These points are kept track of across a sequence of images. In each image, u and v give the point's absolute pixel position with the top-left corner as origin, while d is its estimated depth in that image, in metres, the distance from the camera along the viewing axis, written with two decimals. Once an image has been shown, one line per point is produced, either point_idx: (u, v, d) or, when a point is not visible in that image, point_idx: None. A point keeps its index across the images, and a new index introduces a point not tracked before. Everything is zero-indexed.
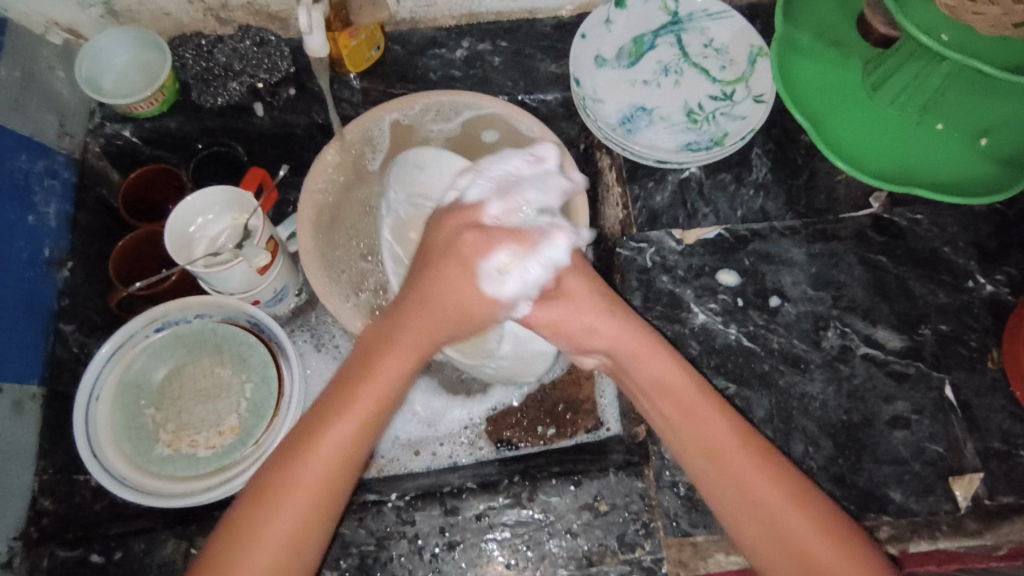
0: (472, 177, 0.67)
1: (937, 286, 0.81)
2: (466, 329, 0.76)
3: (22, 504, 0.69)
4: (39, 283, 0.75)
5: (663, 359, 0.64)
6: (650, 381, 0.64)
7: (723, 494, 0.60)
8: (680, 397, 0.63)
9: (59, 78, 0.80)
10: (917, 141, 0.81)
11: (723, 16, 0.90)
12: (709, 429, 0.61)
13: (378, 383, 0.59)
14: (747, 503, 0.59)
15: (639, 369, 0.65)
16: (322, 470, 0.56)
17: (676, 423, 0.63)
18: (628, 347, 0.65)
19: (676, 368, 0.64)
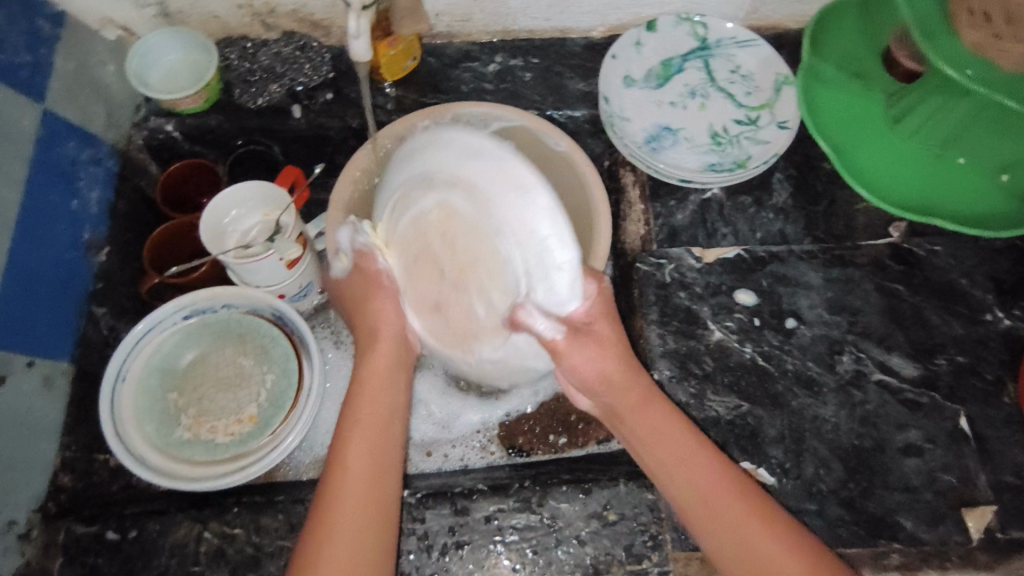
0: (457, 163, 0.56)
1: (954, 317, 0.81)
2: (462, 319, 0.64)
3: (44, 477, 0.70)
4: (77, 265, 0.78)
5: (657, 411, 0.63)
6: (647, 430, 0.63)
7: (715, 535, 0.59)
8: (665, 438, 0.63)
9: (110, 72, 0.84)
10: (938, 173, 0.82)
11: (751, 44, 0.92)
12: (690, 469, 0.61)
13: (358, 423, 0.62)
14: (742, 548, 0.58)
15: (637, 421, 0.64)
16: (351, 512, 0.58)
17: (671, 470, 0.62)
18: (626, 399, 0.63)
19: (674, 421, 0.64)
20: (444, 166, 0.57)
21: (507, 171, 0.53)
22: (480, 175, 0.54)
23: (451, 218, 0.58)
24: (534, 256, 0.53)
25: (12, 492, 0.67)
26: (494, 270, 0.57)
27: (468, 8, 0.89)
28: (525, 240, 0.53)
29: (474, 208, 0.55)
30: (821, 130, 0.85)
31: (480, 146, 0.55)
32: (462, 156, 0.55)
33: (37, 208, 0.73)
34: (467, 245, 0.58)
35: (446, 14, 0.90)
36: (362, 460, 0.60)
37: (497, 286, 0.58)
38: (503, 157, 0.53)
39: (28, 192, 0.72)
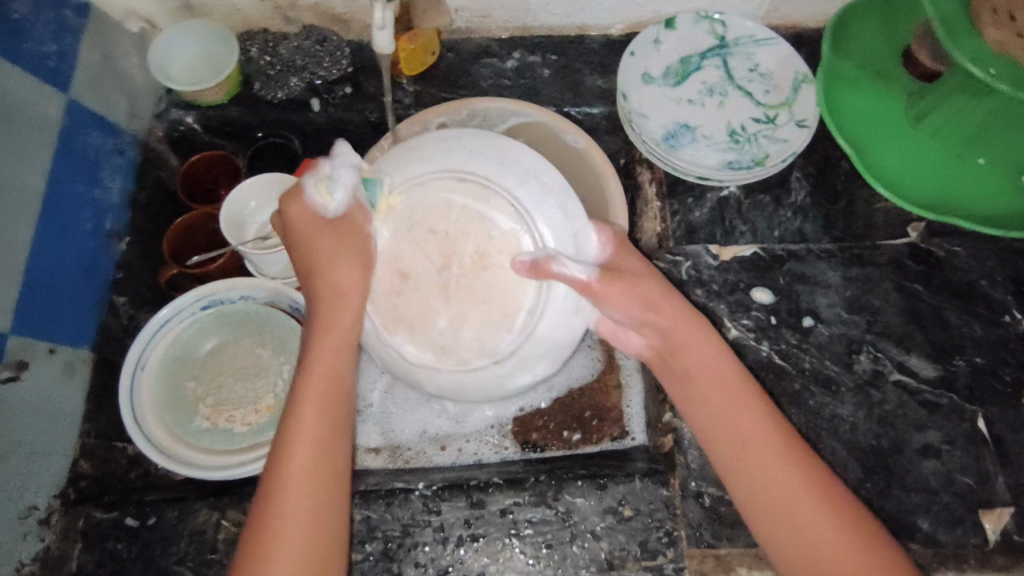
0: (537, 190, 0.60)
1: (973, 318, 0.81)
2: (426, 313, 0.62)
3: (64, 463, 0.71)
4: (98, 253, 0.79)
5: (714, 368, 0.65)
6: (707, 375, 0.65)
7: (751, 491, 0.63)
8: (721, 400, 0.65)
9: (133, 64, 0.85)
10: (956, 173, 0.82)
11: (770, 43, 0.91)
12: (738, 427, 0.64)
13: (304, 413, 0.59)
14: (774, 503, 0.62)
15: (693, 362, 0.65)
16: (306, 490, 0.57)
17: (726, 419, 0.64)
18: (689, 346, 0.65)
19: (731, 368, 0.65)
20: (509, 184, 0.60)
21: (578, 222, 0.61)
22: (543, 216, 0.59)
23: (482, 231, 0.60)
24: (558, 297, 0.61)
25: (32, 476, 0.67)
26: (504, 295, 0.60)
27: (488, 4, 0.89)
28: (558, 289, 0.60)
29: (525, 238, 0.60)
30: (834, 122, 0.85)
31: (555, 190, 0.61)
32: (536, 192, 0.60)
33: (61, 196, 0.74)
34: (489, 263, 0.60)
35: (465, 10, 0.90)
36: (307, 457, 0.58)
37: (495, 315, 0.61)
38: (569, 213, 0.61)
39: (53, 180, 0.73)
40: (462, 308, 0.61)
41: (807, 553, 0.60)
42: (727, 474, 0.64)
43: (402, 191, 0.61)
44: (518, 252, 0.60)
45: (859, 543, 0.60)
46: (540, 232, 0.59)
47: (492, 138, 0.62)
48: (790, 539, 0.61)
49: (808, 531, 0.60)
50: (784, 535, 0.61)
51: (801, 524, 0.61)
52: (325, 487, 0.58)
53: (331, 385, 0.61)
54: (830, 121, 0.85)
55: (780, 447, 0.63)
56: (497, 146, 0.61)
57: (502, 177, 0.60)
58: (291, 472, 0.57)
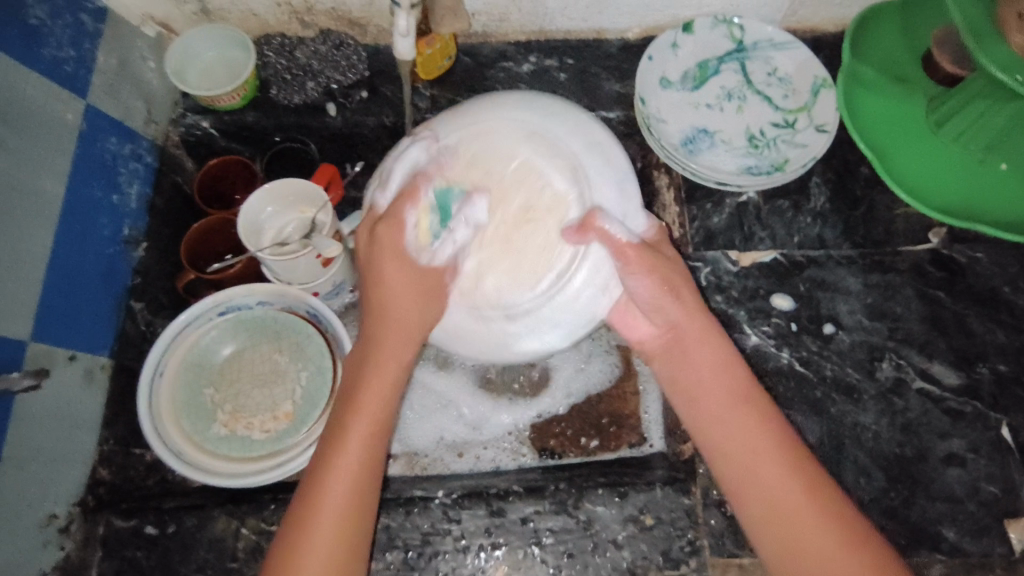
0: (601, 166, 0.64)
1: (996, 325, 0.80)
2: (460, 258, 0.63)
3: (83, 470, 0.71)
4: (117, 258, 0.78)
5: (721, 365, 0.64)
6: (719, 384, 0.63)
7: (744, 483, 0.60)
8: (725, 398, 0.63)
9: (150, 68, 0.85)
10: (978, 178, 0.81)
11: (789, 46, 0.90)
12: (742, 426, 0.61)
13: (355, 424, 0.59)
14: (763, 505, 0.59)
15: (701, 369, 0.64)
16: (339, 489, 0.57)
17: (725, 422, 0.62)
18: (702, 339, 0.64)
19: (736, 374, 0.63)
20: (577, 149, 0.64)
21: (631, 204, 0.64)
22: (601, 189, 0.64)
23: (537, 185, 0.64)
24: (590, 273, 0.63)
25: (52, 484, 0.67)
26: (539, 255, 0.64)
27: (505, 8, 0.88)
28: (598, 256, 0.63)
29: (579, 201, 0.64)
30: (856, 117, 0.84)
31: (617, 167, 0.65)
32: (598, 163, 0.64)
33: (80, 202, 0.73)
34: (534, 219, 0.64)
35: (483, 14, 0.89)
36: (353, 469, 0.58)
37: (522, 271, 0.64)
38: (623, 190, 0.64)
39: (72, 186, 0.72)
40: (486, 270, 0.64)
41: (800, 558, 0.57)
42: (716, 464, 0.62)
43: (468, 139, 0.64)
44: (566, 215, 0.64)
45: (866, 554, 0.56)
46: (595, 200, 0.64)
47: (568, 110, 0.66)
48: (772, 534, 0.58)
49: (805, 538, 0.57)
50: (770, 533, 0.58)
51: (801, 527, 0.57)
52: (365, 499, 0.58)
53: (387, 400, 0.61)
54: (860, 109, 0.85)
55: (781, 450, 0.60)
56: (570, 113, 0.66)
57: (572, 144, 0.65)
58: (334, 478, 0.57)
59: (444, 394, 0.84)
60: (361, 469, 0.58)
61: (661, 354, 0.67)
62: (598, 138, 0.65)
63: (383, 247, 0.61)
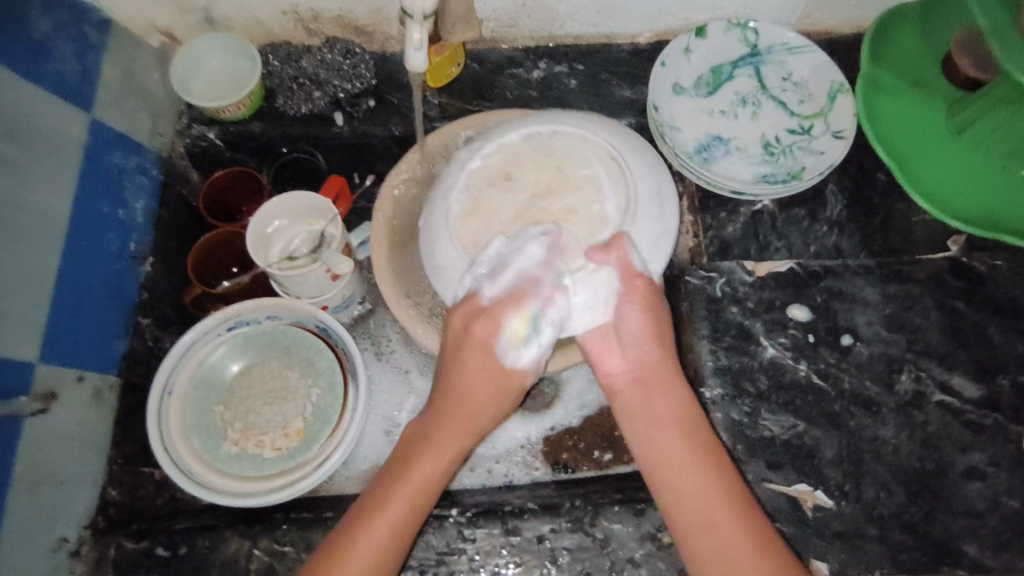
0: (656, 215, 0.65)
1: (1017, 335, 0.79)
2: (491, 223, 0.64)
3: (93, 492, 0.70)
4: (124, 275, 0.77)
5: (670, 398, 0.66)
6: (666, 409, 0.66)
7: (680, 504, 0.63)
8: (671, 420, 0.65)
9: (155, 79, 0.83)
10: (1001, 186, 0.79)
11: (804, 50, 0.88)
12: (676, 449, 0.64)
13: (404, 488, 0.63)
14: (698, 522, 0.61)
15: (649, 398, 0.66)
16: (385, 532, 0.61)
17: (666, 444, 0.65)
18: (656, 375, 0.66)
19: (681, 401, 0.66)
20: (641, 189, 0.65)
21: (658, 256, 0.66)
22: (643, 226, 0.64)
23: (591, 197, 0.64)
24: (590, 290, 0.63)
25: (62, 507, 0.67)
26: (557, 250, 0.63)
27: (515, 14, 0.87)
28: (607, 278, 0.63)
29: (615, 224, 0.64)
30: (874, 125, 0.84)
31: (666, 225, 0.66)
32: (651, 212, 0.65)
33: (87, 219, 0.72)
34: (571, 221, 0.64)
35: (491, 20, 0.88)
36: (397, 520, 0.62)
37: (536, 257, 0.63)
38: (658, 240, 0.66)
39: (79, 203, 0.71)
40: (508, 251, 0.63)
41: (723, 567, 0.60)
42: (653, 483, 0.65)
43: (554, 138, 0.66)
44: (598, 233, 0.63)
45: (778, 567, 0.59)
46: (632, 233, 0.64)
47: (646, 152, 0.69)
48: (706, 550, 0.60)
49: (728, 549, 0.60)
50: (694, 542, 0.61)
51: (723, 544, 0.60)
52: (397, 550, 0.61)
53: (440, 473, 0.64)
54: (889, 103, 0.84)
55: (715, 468, 0.63)
56: (639, 153, 0.68)
57: (641, 186, 0.65)
58: (378, 526, 0.61)
59: None
60: (402, 528, 0.62)
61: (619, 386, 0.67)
62: (662, 193, 0.67)
63: (473, 341, 0.63)
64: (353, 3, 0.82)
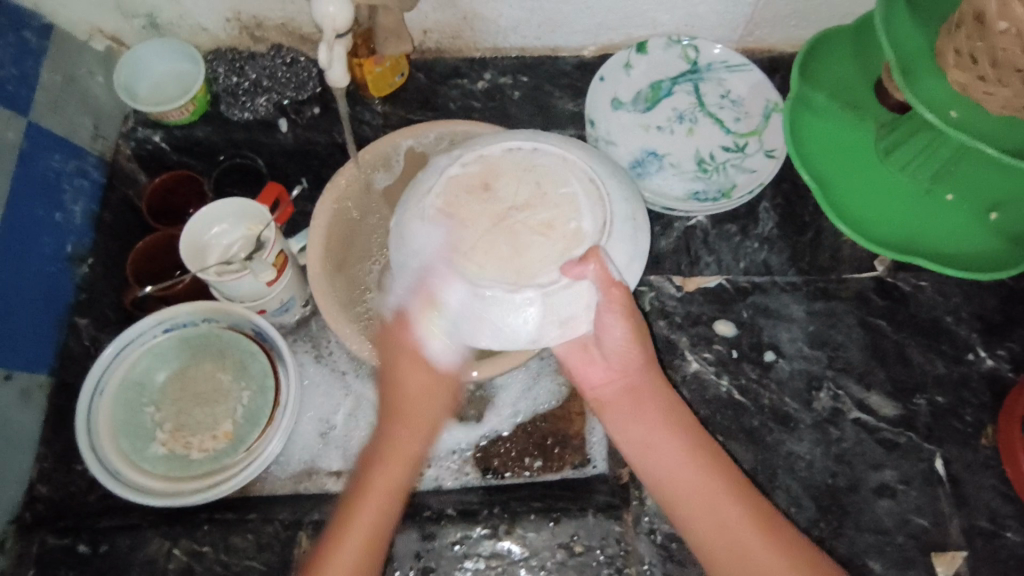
0: (630, 233, 0.64)
1: (936, 355, 0.80)
2: (465, 227, 0.61)
3: (19, 487, 0.73)
4: (59, 276, 0.79)
5: (658, 401, 0.69)
6: (660, 412, 0.69)
7: (690, 516, 0.65)
8: (662, 426, 0.68)
9: (98, 83, 0.85)
10: (921, 210, 0.80)
11: (742, 69, 0.89)
12: (675, 456, 0.67)
13: (370, 503, 0.65)
14: (713, 526, 0.64)
15: (640, 407, 0.69)
16: (357, 539, 0.64)
17: (670, 453, 0.67)
18: (641, 387, 0.70)
19: (674, 406, 0.69)
20: (618, 211, 0.63)
21: (632, 276, 0.64)
22: (619, 244, 0.63)
23: (569, 212, 0.61)
24: (560, 305, 0.61)
25: None
26: (531, 263, 0.60)
27: (457, 26, 0.88)
28: (580, 291, 0.61)
29: (592, 241, 0.61)
30: (808, 142, 0.83)
31: (638, 246, 0.64)
32: (627, 230, 0.63)
33: (23, 222, 0.74)
34: (549, 235, 0.61)
35: (434, 31, 0.89)
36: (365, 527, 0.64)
37: (514, 267, 0.60)
38: (630, 262, 0.64)
39: (14, 207, 0.73)
40: (488, 264, 0.60)
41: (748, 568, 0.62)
42: (664, 500, 0.67)
43: (535, 152, 0.64)
44: (574, 247, 0.60)
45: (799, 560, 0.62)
46: (607, 249, 0.62)
47: (621, 174, 0.67)
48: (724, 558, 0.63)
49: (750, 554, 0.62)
50: (719, 553, 0.63)
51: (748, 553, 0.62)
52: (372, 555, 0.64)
53: (391, 491, 0.66)
54: (818, 127, 0.83)
55: (721, 481, 0.65)
56: (613, 172, 0.66)
57: (618, 205, 0.64)
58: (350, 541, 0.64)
59: None
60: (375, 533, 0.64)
61: (620, 392, 0.70)
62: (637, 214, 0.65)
63: (407, 353, 0.67)
64: (295, 11, 0.84)
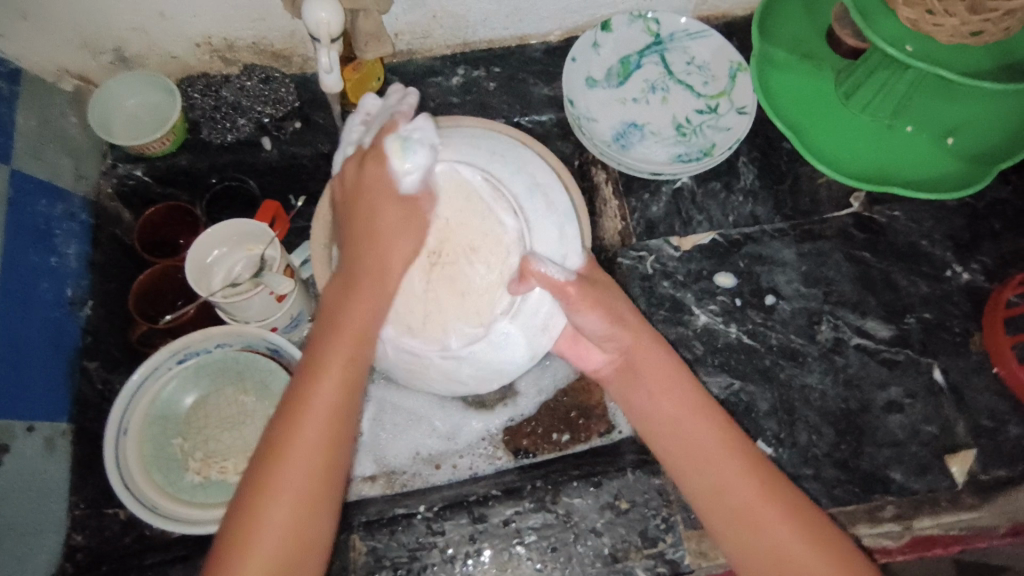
0: (535, 209, 0.69)
1: (919, 277, 0.86)
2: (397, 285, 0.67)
3: (59, 539, 0.72)
4: (64, 322, 0.78)
5: (663, 366, 0.67)
6: (662, 386, 0.66)
7: (709, 499, 0.63)
8: (688, 412, 0.65)
9: (72, 123, 0.83)
10: (887, 143, 0.86)
11: (703, 36, 0.94)
12: (701, 433, 0.64)
13: (327, 376, 0.57)
14: (722, 502, 0.62)
15: (649, 381, 0.67)
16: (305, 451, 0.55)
17: (679, 446, 0.65)
18: (646, 362, 0.67)
19: (688, 387, 0.66)
20: (518, 192, 0.68)
21: (570, 244, 0.69)
22: (541, 233, 0.68)
23: (485, 230, 0.67)
24: (526, 319, 0.68)
25: (29, 559, 0.68)
26: (485, 296, 0.67)
27: (427, 25, 0.89)
28: (539, 297, 0.68)
29: (520, 244, 0.67)
30: (776, 95, 0.88)
31: (559, 207, 0.70)
32: (540, 206, 0.69)
33: (18, 272, 0.72)
34: (480, 257, 0.67)
35: (405, 33, 0.90)
36: (317, 433, 0.56)
37: (472, 309, 0.67)
38: (559, 234, 0.69)
39: (9, 257, 0.71)
40: (445, 314, 0.67)
41: (773, 556, 0.60)
42: (679, 475, 0.65)
43: None
44: (507, 262, 0.67)
45: (832, 550, 0.60)
46: (536, 245, 0.67)
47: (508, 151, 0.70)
48: (742, 537, 0.61)
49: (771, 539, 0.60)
50: (735, 544, 0.62)
51: (772, 543, 0.60)
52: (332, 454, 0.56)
53: (365, 328, 0.60)
54: (783, 80, 0.89)
55: (742, 465, 0.63)
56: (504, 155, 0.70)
57: (517, 188, 0.69)
58: (310, 417, 0.56)
59: (413, 410, 0.85)
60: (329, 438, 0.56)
61: (620, 378, 0.70)
62: (538, 185, 0.70)
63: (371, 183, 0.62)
64: (265, 29, 0.83)
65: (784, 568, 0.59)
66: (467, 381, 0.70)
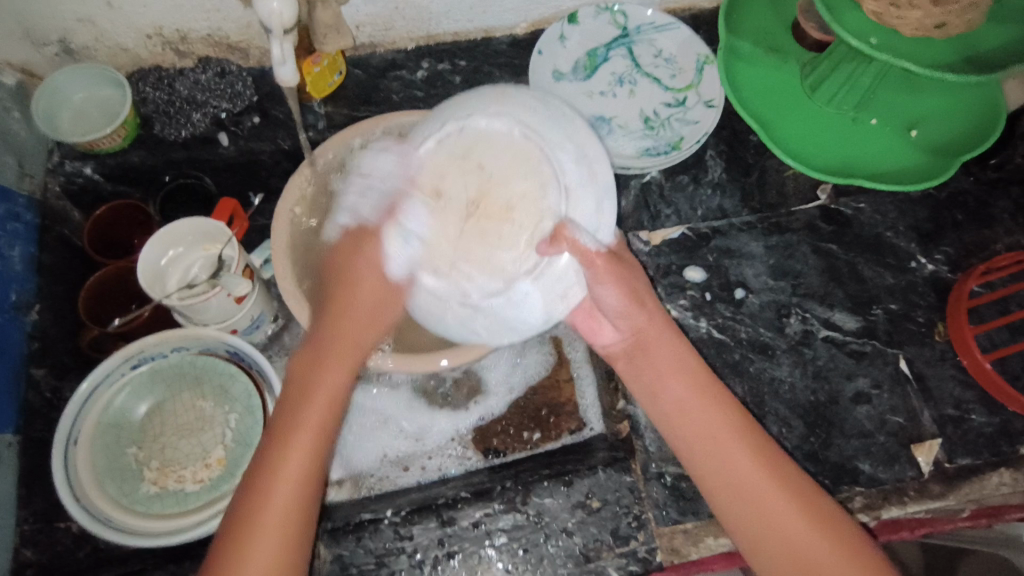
0: (578, 180, 0.63)
1: (884, 268, 0.87)
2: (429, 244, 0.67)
3: (4, 555, 0.69)
4: (7, 328, 0.74)
5: (674, 349, 0.66)
6: (674, 367, 0.66)
7: (708, 472, 0.63)
8: (691, 392, 0.65)
9: (15, 119, 0.79)
10: (853, 135, 0.86)
11: (670, 28, 0.93)
12: (706, 417, 0.64)
13: (298, 435, 0.60)
14: (729, 487, 0.62)
15: (659, 358, 0.66)
16: (279, 509, 0.57)
17: (691, 428, 0.64)
18: (660, 345, 0.66)
19: (694, 364, 0.66)
20: (564, 162, 0.63)
21: (606, 218, 0.63)
22: (580, 207, 0.62)
23: (528, 184, 0.63)
24: (548, 283, 0.63)
25: None
26: (507, 254, 0.63)
27: (389, 16, 0.87)
28: (566, 265, 0.62)
29: (556, 210, 0.62)
30: (741, 89, 0.88)
31: (600, 176, 0.63)
32: (582, 174, 0.63)
33: None
34: (513, 216, 0.63)
35: (367, 25, 0.88)
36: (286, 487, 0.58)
37: (493, 264, 0.62)
38: (597, 202, 0.63)
39: None
40: (468, 266, 0.63)
41: (795, 554, 0.59)
42: (682, 456, 0.64)
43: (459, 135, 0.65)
44: (541, 223, 0.62)
45: (837, 537, 0.59)
46: (572, 215, 0.62)
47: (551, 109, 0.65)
48: (745, 523, 0.61)
49: (788, 531, 0.59)
50: (756, 541, 0.60)
51: (786, 534, 0.59)
52: (312, 476, 0.59)
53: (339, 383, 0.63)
54: (749, 73, 0.88)
55: (751, 446, 0.63)
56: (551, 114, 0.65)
57: (563, 156, 0.63)
58: (278, 472, 0.58)
59: (382, 411, 0.85)
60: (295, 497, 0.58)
61: (626, 356, 0.68)
62: (586, 156, 0.64)
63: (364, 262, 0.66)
64: (220, 20, 0.80)
65: (791, 555, 0.59)
66: (480, 332, 0.64)
